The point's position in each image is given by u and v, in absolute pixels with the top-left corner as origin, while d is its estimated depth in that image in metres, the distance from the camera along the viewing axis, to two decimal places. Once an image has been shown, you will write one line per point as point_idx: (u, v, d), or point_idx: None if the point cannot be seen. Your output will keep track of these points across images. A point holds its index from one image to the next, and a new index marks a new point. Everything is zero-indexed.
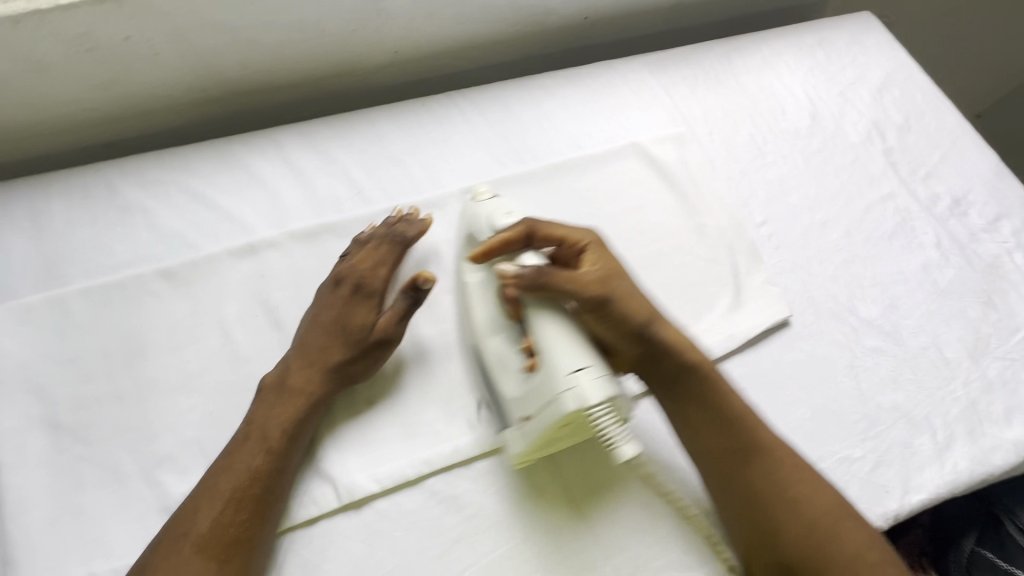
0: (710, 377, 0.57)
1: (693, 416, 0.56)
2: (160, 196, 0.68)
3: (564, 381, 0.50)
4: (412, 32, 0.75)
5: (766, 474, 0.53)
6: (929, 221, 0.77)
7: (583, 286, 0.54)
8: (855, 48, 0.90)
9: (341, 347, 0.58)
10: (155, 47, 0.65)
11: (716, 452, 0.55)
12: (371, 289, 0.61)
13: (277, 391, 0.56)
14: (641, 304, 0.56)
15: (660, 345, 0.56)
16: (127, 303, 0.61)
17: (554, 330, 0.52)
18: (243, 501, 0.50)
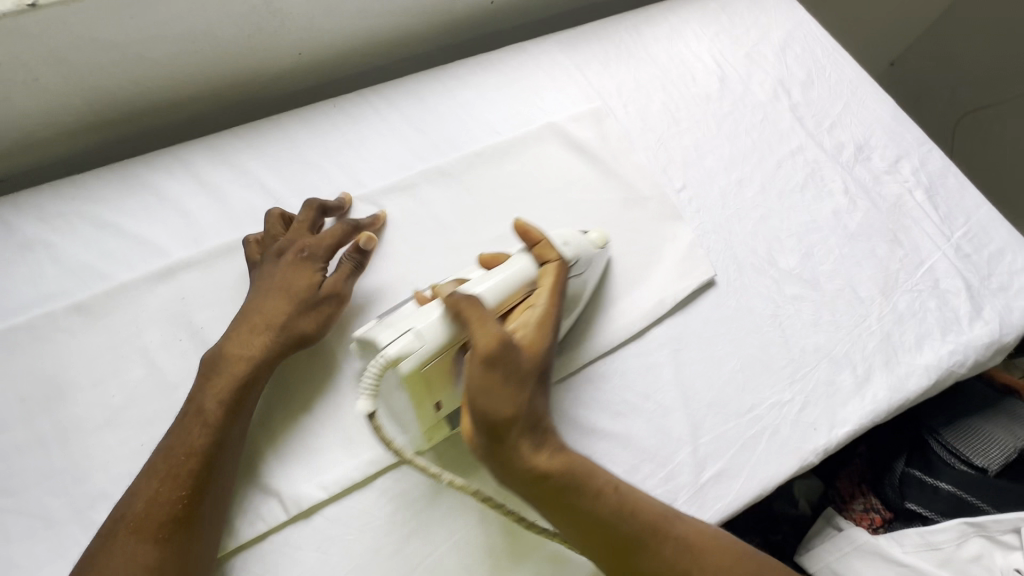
0: (586, 472, 0.53)
1: (563, 515, 0.52)
2: (62, 228, 0.65)
3: (409, 326, 0.51)
4: (313, 32, 0.73)
5: (657, 559, 0.51)
6: (837, 170, 0.81)
7: (481, 336, 0.49)
8: (756, 10, 0.92)
9: (285, 309, 0.58)
10: (32, 72, 0.61)
11: (599, 547, 0.52)
12: (312, 254, 0.62)
13: (215, 364, 0.55)
14: (518, 401, 0.50)
15: (506, 440, 0.51)
16: (38, 344, 0.58)
17: (433, 313, 0.52)
18: (179, 478, 0.50)
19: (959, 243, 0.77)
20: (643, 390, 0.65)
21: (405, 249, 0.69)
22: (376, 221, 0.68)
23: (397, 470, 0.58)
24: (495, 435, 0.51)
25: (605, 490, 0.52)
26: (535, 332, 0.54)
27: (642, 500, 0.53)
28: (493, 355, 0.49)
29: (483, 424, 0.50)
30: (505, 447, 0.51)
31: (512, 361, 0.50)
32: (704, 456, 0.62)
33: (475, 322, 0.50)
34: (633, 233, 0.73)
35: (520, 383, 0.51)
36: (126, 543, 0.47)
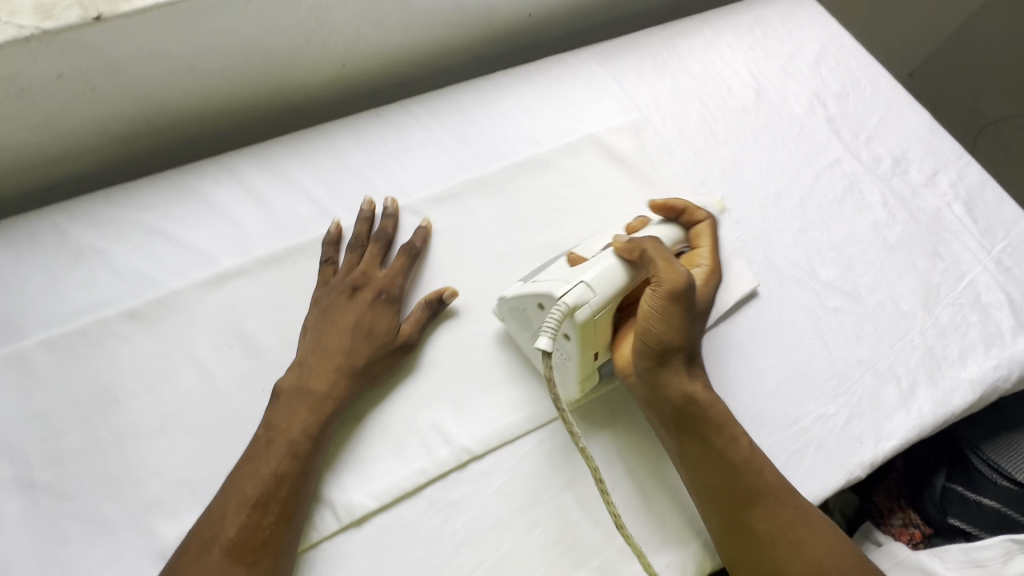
0: (722, 422, 0.58)
1: (697, 450, 0.57)
2: (115, 235, 0.66)
3: (578, 279, 0.56)
4: (358, 43, 0.75)
5: (771, 518, 0.55)
6: (875, 183, 0.81)
7: (666, 272, 0.57)
8: (790, 24, 0.93)
9: (368, 348, 0.60)
10: (90, 81, 0.62)
11: (718, 495, 0.56)
12: (393, 297, 0.64)
13: (297, 396, 0.57)
14: (682, 332, 0.58)
15: (670, 363, 0.58)
16: (92, 350, 0.59)
17: (614, 262, 0.57)
18: (269, 504, 0.51)
19: (999, 256, 0.76)
20: None
21: (451, 258, 0.69)
22: (428, 241, 0.69)
23: (446, 479, 0.58)
24: (661, 359, 0.58)
25: (738, 440, 0.58)
26: (702, 283, 0.65)
27: (764, 462, 0.58)
28: (678, 289, 0.57)
29: (654, 348, 0.57)
30: (663, 372, 0.58)
31: (692, 296, 0.58)
32: None
33: (665, 261, 0.57)
34: None
35: (689, 318, 0.58)
36: (219, 564, 0.48)
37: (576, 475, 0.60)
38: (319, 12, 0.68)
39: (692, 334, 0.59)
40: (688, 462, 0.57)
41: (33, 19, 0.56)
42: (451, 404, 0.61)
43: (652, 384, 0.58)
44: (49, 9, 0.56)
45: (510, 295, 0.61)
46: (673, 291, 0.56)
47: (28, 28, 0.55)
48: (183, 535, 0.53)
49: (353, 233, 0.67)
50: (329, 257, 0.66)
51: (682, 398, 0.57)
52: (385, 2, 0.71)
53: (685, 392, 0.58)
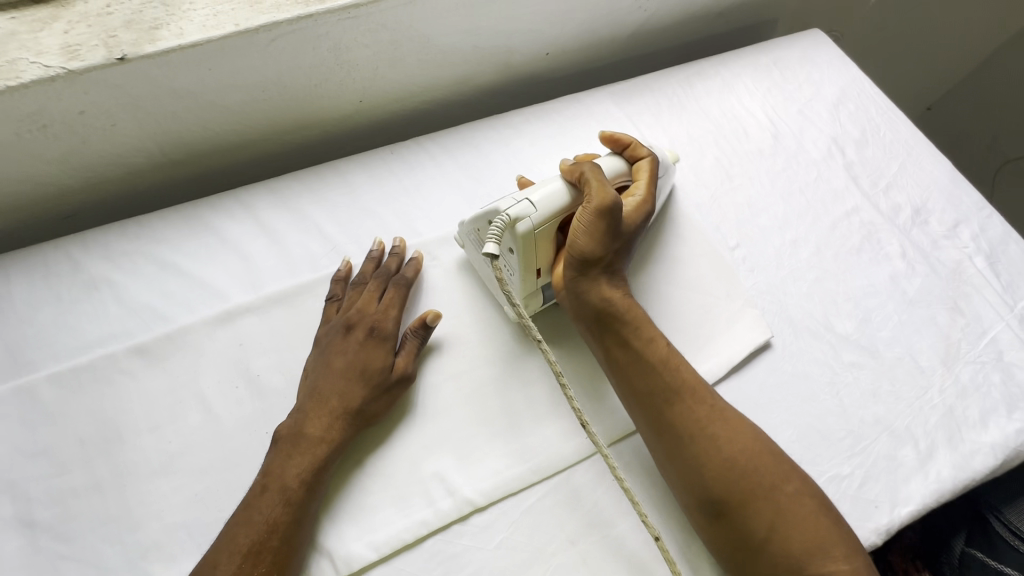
0: (640, 325, 0.62)
1: (619, 350, 0.61)
2: (128, 267, 0.66)
3: (523, 197, 0.60)
4: (377, 81, 0.75)
5: (689, 411, 0.57)
6: (893, 232, 0.79)
7: (596, 192, 0.60)
8: (808, 66, 0.93)
9: (362, 390, 0.59)
10: (112, 117, 0.63)
11: (642, 394, 0.58)
12: (387, 333, 0.62)
13: (294, 441, 0.56)
14: (607, 247, 0.61)
15: (593, 276, 0.62)
16: (99, 386, 0.59)
17: (553, 184, 0.61)
18: (260, 553, 0.50)
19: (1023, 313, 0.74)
20: None
21: (461, 299, 0.69)
22: (417, 268, 0.68)
23: (447, 531, 0.57)
24: (585, 269, 0.62)
25: (657, 342, 0.61)
26: (634, 210, 0.66)
27: (682, 362, 0.60)
28: (607, 207, 0.59)
29: (579, 260, 0.61)
30: (587, 280, 0.62)
31: (619, 218, 0.61)
32: None
33: (596, 181, 0.60)
34: (687, 291, 0.72)
35: (614, 235, 0.62)
36: None
37: (581, 532, 0.58)
38: (338, 51, 0.69)
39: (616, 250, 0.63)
40: (614, 363, 0.61)
41: (60, 59, 0.57)
42: (455, 452, 0.60)
43: (579, 295, 0.62)
44: (75, 49, 0.58)
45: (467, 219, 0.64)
46: (600, 209, 0.59)
47: (54, 68, 0.56)
48: None
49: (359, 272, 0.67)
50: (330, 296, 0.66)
51: (606, 305, 0.61)
52: (403, 41, 0.71)
53: (607, 296, 0.62)
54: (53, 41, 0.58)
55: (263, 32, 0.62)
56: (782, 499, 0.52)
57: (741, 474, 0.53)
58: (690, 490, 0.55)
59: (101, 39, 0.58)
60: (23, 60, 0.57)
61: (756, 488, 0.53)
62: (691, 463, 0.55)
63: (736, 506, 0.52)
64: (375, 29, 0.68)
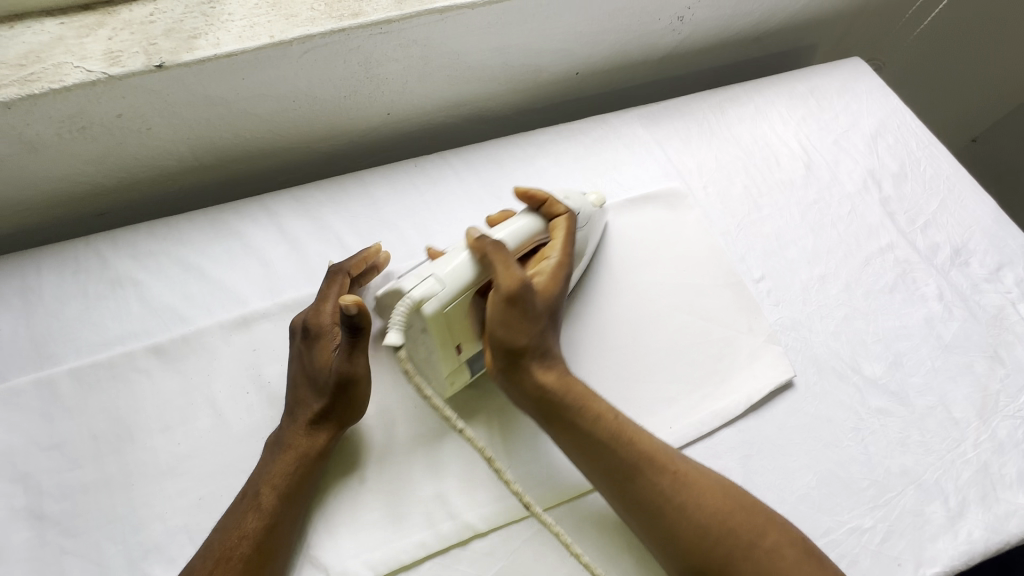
0: (585, 398, 0.58)
1: (566, 434, 0.57)
2: (152, 267, 0.68)
3: (428, 274, 0.56)
4: (405, 95, 0.76)
5: (651, 487, 0.54)
6: (930, 273, 0.76)
7: (504, 277, 0.57)
8: (846, 95, 0.90)
9: (314, 397, 0.58)
10: (146, 122, 0.65)
11: (601, 475, 0.55)
12: (320, 329, 0.59)
13: (272, 449, 0.56)
14: (531, 329, 0.58)
15: (527, 364, 0.58)
16: (116, 383, 0.60)
17: (456, 256, 0.57)
18: (231, 560, 0.50)
19: None
20: None
21: None
22: (366, 256, 0.64)
23: (446, 556, 0.56)
24: (514, 359, 0.58)
25: (605, 416, 0.57)
26: (549, 279, 0.62)
27: (636, 429, 0.57)
28: (515, 294, 0.57)
29: (505, 350, 0.57)
30: (517, 371, 0.58)
31: (530, 300, 0.58)
32: None
33: (503, 263, 0.57)
34: (707, 323, 0.70)
35: (533, 317, 0.58)
36: None
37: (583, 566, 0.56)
38: (369, 65, 0.69)
39: (544, 328, 0.60)
40: (567, 448, 0.57)
41: (102, 65, 0.59)
42: (457, 473, 0.59)
43: (517, 382, 0.58)
44: (117, 56, 0.60)
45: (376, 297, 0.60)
46: (510, 293, 0.56)
47: (95, 73, 0.58)
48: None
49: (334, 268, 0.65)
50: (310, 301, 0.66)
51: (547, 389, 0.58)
52: (433, 56, 0.72)
53: (547, 381, 0.58)
54: (97, 47, 0.60)
55: (295, 45, 0.63)
56: (765, 559, 0.50)
57: (717, 541, 0.51)
58: (669, 562, 0.53)
59: (142, 47, 0.60)
60: (67, 64, 0.59)
61: (737, 551, 0.51)
62: (663, 539, 0.53)
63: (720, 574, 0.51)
64: (406, 45, 0.69)
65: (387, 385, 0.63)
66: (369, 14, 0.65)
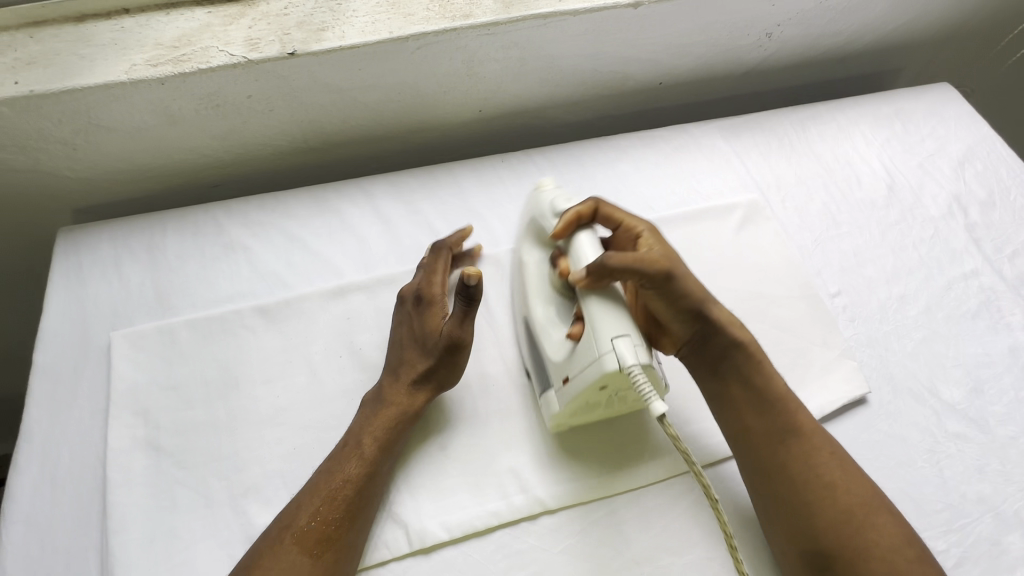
0: (756, 359, 0.60)
1: (734, 390, 0.60)
2: (261, 236, 0.74)
3: (608, 344, 0.53)
4: (499, 94, 0.80)
5: (804, 458, 0.56)
6: (1016, 302, 0.74)
7: (647, 263, 0.57)
8: (933, 120, 0.89)
9: (420, 357, 0.62)
10: (270, 104, 0.72)
11: (756, 435, 0.58)
12: (432, 297, 0.64)
13: (374, 403, 0.61)
14: (698, 285, 0.60)
15: (712, 319, 0.60)
16: (226, 337, 0.66)
17: (600, 307, 0.55)
18: (336, 502, 0.55)
19: None
20: None
21: None
22: (462, 237, 0.71)
23: (516, 527, 0.58)
24: (699, 318, 0.60)
25: (772, 382, 0.59)
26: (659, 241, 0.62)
27: (800, 405, 0.59)
28: (664, 269, 0.58)
29: (689, 312, 0.59)
30: (707, 329, 0.60)
31: (674, 260, 0.59)
32: None
33: (639, 258, 0.57)
34: (782, 332, 0.70)
35: (688, 272, 0.60)
36: (291, 551, 0.52)
37: (646, 554, 0.57)
38: (471, 64, 0.74)
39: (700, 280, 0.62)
40: (728, 403, 0.60)
41: (243, 50, 0.66)
42: (532, 451, 0.62)
43: (695, 336, 0.61)
44: (256, 43, 0.66)
45: (557, 403, 0.59)
46: (665, 271, 0.58)
47: (237, 57, 0.65)
48: (269, 523, 0.57)
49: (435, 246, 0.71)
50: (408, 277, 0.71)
51: (722, 349, 0.60)
52: (530, 59, 0.76)
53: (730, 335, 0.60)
54: (239, 34, 0.67)
55: (411, 41, 0.69)
56: (901, 562, 0.51)
57: (855, 531, 0.53)
58: (795, 539, 0.54)
59: (277, 36, 0.67)
60: (213, 48, 0.66)
61: (870, 546, 0.52)
62: (801, 508, 0.54)
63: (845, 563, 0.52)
64: (508, 46, 0.73)
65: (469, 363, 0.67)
66: (479, 16, 0.69)
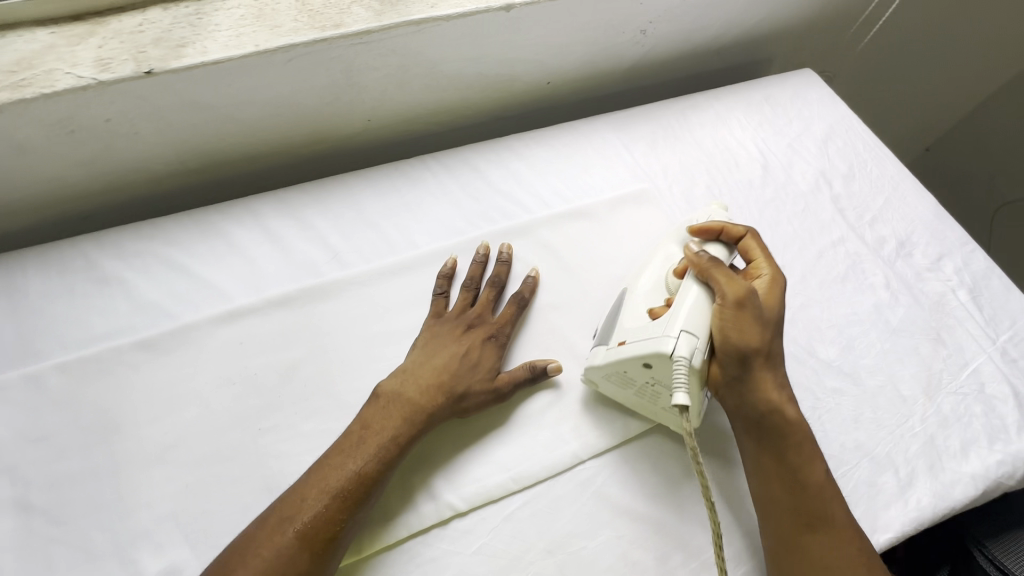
0: (795, 441, 0.60)
1: (770, 461, 0.60)
2: (140, 267, 0.69)
3: (678, 330, 0.57)
4: (385, 101, 0.80)
5: (824, 549, 0.56)
6: (878, 263, 0.82)
7: (731, 285, 0.60)
8: (798, 103, 0.97)
9: (466, 382, 0.62)
10: (136, 126, 0.68)
11: (789, 516, 0.58)
12: (502, 339, 0.67)
13: (396, 403, 0.60)
14: (764, 338, 0.60)
15: (753, 371, 0.60)
16: (103, 377, 0.62)
17: (696, 296, 0.60)
18: (347, 498, 0.53)
19: (1004, 346, 0.76)
20: (679, 472, 0.64)
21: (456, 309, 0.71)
22: (534, 285, 0.72)
23: (427, 535, 0.58)
24: (745, 367, 0.59)
25: (808, 462, 0.59)
26: (766, 292, 0.63)
27: (835, 496, 0.59)
28: (744, 300, 0.59)
29: (739, 357, 0.59)
30: (744, 384, 0.60)
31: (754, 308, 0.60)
32: (737, 551, 0.61)
33: (729, 278, 0.60)
34: None
35: (766, 326, 0.61)
36: (292, 545, 0.50)
37: (558, 543, 0.59)
38: (350, 73, 0.73)
39: (774, 339, 0.62)
40: (762, 471, 0.60)
41: (92, 71, 0.62)
42: (438, 459, 0.62)
43: (730, 381, 0.60)
44: (107, 63, 0.62)
45: (598, 360, 0.63)
46: (737, 297, 0.59)
47: (86, 79, 0.61)
48: (250, 522, 0.55)
49: (468, 273, 0.72)
50: (444, 285, 0.71)
51: (759, 412, 0.60)
52: (411, 65, 0.76)
53: (771, 403, 0.60)
54: (88, 55, 0.63)
55: (280, 54, 0.67)
56: None
57: None
58: None
59: (131, 54, 0.63)
60: (58, 70, 0.61)
61: None
62: None
63: None
64: (386, 54, 0.73)
65: (370, 376, 0.66)
66: (350, 25, 0.68)
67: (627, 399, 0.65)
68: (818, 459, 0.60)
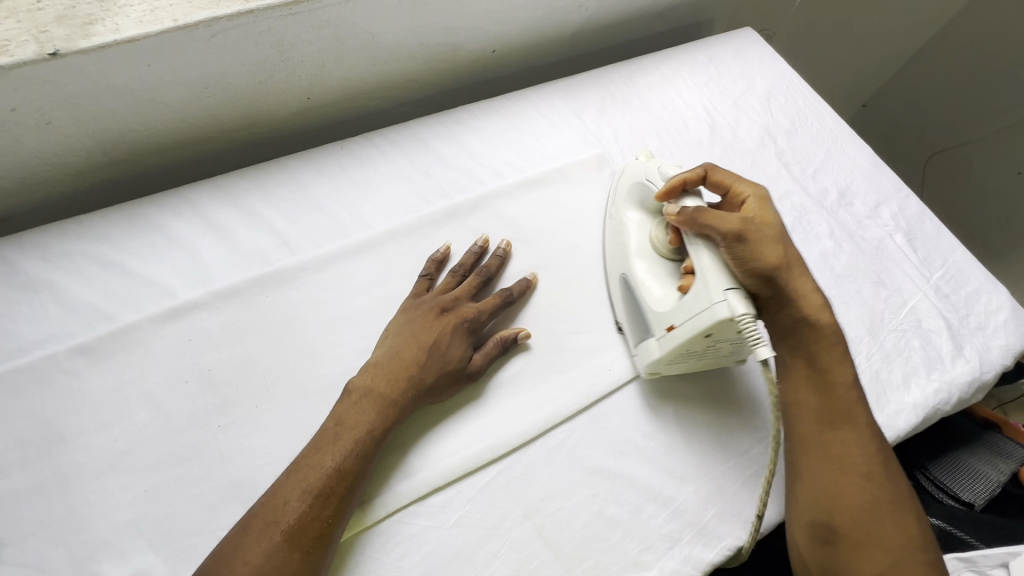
0: (823, 339, 0.63)
1: (802, 366, 0.64)
2: (68, 269, 0.64)
3: (722, 294, 0.56)
4: (322, 76, 0.76)
5: (848, 444, 0.60)
6: (821, 214, 0.85)
7: (726, 223, 0.59)
8: (741, 62, 0.98)
9: (436, 371, 0.61)
10: (47, 116, 0.62)
11: (818, 416, 0.61)
12: (480, 326, 0.65)
13: (368, 396, 0.58)
14: (779, 251, 0.61)
15: (780, 288, 0.61)
16: (39, 388, 0.58)
17: (708, 256, 0.59)
18: (330, 497, 0.52)
19: (938, 283, 0.81)
20: (647, 429, 0.66)
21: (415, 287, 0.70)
22: (528, 284, 0.70)
23: (403, 513, 0.58)
24: (773, 284, 0.61)
25: (833, 365, 0.63)
26: (758, 210, 0.64)
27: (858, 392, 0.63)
28: (741, 231, 0.59)
29: (763, 279, 0.60)
30: (778, 300, 0.62)
31: (755, 232, 0.60)
32: (706, 496, 0.64)
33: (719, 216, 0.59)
34: None
35: (772, 241, 0.61)
36: (281, 547, 0.49)
37: (534, 507, 0.60)
38: (283, 48, 0.69)
39: (787, 247, 0.62)
40: (796, 378, 0.64)
41: None
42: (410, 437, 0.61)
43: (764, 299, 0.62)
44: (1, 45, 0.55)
45: (657, 354, 0.63)
46: (738, 230, 0.59)
47: None
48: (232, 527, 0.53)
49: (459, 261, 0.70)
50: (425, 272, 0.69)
51: (792, 323, 0.63)
52: (346, 37, 0.72)
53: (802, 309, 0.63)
54: None
55: (203, 29, 0.61)
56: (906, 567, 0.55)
57: (875, 521, 0.57)
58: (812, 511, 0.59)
59: (31, 35, 0.56)
60: None
61: (885, 535, 0.56)
62: (831, 485, 0.58)
63: (852, 539, 0.57)
64: (319, 26, 0.68)
65: (332, 362, 0.64)
66: None
67: (679, 369, 0.66)
68: (845, 359, 0.63)
